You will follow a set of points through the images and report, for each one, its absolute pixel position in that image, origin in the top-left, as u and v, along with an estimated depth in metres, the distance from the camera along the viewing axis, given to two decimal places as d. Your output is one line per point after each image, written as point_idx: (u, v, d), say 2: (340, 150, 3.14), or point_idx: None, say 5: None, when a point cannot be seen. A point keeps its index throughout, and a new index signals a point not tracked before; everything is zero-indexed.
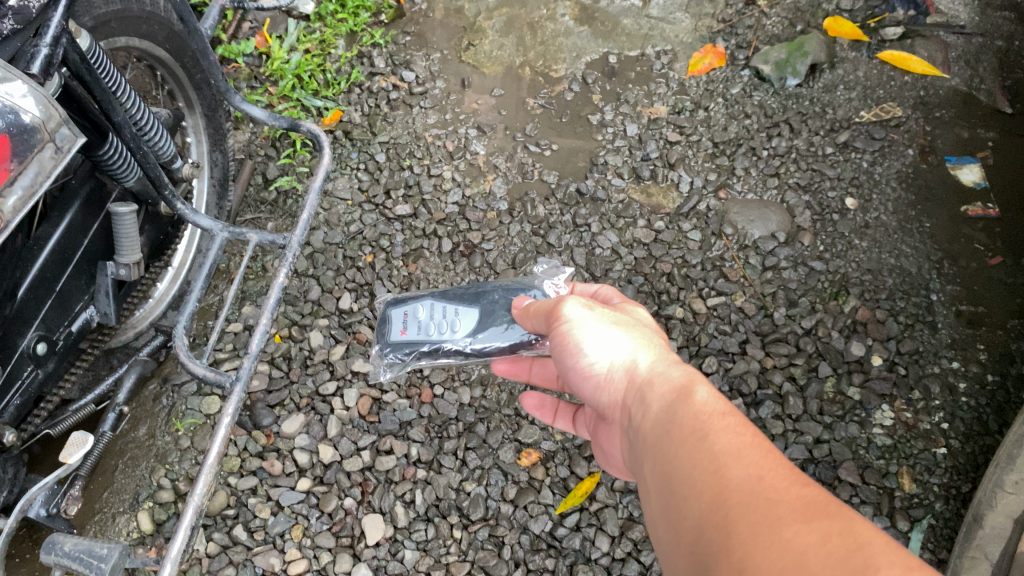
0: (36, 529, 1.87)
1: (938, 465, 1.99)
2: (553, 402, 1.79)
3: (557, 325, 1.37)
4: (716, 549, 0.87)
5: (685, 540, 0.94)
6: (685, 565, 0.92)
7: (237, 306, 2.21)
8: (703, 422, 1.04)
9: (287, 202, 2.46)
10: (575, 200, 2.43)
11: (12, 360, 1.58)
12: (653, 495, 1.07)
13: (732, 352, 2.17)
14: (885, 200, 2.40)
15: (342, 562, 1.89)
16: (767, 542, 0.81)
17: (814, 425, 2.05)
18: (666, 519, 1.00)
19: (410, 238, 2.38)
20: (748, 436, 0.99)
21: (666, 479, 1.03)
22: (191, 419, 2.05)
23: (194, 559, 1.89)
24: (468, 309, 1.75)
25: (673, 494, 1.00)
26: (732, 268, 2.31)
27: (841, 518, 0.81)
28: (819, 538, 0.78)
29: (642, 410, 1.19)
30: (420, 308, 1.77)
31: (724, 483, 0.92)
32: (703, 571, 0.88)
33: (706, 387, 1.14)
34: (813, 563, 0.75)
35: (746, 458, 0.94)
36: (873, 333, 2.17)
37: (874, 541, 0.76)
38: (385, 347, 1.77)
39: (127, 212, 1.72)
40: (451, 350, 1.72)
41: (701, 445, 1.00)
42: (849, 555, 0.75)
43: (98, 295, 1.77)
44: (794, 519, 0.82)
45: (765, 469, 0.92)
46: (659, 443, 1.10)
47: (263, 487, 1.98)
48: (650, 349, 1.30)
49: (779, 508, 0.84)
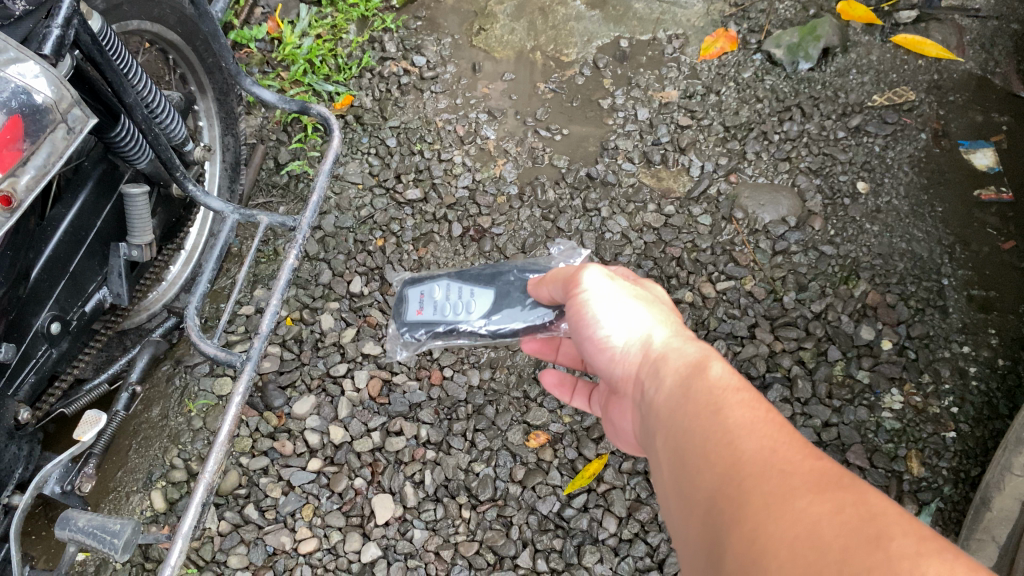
0: (52, 507, 1.90)
1: (947, 449, 1.98)
2: (572, 380, 1.79)
3: (574, 294, 1.37)
4: (727, 520, 0.87)
5: (696, 512, 0.95)
6: (696, 537, 0.93)
7: (249, 289, 2.23)
8: (716, 396, 1.05)
9: (298, 186, 2.47)
10: (585, 184, 2.43)
11: (26, 340, 1.60)
12: (664, 468, 1.08)
13: (741, 336, 2.17)
14: (897, 184, 2.39)
15: (352, 541, 1.91)
16: (779, 511, 0.81)
17: (823, 408, 2.05)
18: (677, 491, 1.01)
19: (420, 222, 2.39)
20: (762, 410, 1.00)
21: (679, 452, 1.04)
22: (203, 400, 2.08)
23: (207, 538, 1.91)
24: (484, 290, 1.75)
25: (685, 467, 1.00)
26: (742, 252, 2.30)
27: (854, 489, 0.81)
28: (832, 509, 0.79)
29: (654, 384, 1.20)
30: (436, 288, 1.78)
31: (737, 455, 0.93)
32: (713, 541, 0.88)
33: (720, 362, 1.14)
34: (826, 533, 0.76)
35: (759, 431, 0.95)
36: (883, 317, 2.17)
37: (887, 512, 0.77)
38: (401, 326, 1.79)
39: (139, 193, 1.75)
40: (468, 331, 1.73)
41: (714, 418, 1.01)
42: (863, 526, 0.76)
43: (110, 276, 1.79)
44: (806, 490, 0.83)
45: (777, 441, 0.92)
46: (671, 416, 1.11)
47: (275, 467, 2.00)
48: (665, 325, 1.31)
49: (793, 480, 0.85)
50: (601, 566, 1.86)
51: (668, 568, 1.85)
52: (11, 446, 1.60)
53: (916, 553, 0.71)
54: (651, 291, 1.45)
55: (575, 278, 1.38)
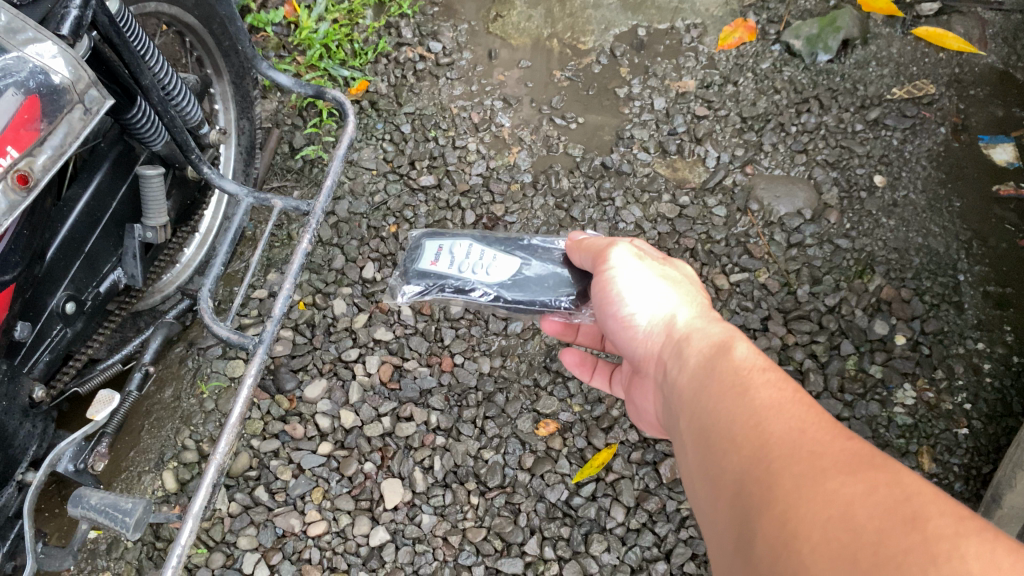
0: (65, 485, 1.92)
1: (959, 445, 1.97)
2: (593, 359, 1.79)
3: (601, 272, 1.39)
4: (756, 502, 0.87)
5: (722, 494, 0.94)
6: (723, 519, 0.93)
7: (263, 273, 2.24)
8: (743, 377, 1.05)
9: (313, 171, 2.48)
10: (600, 173, 2.43)
11: (42, 318, 1.62)
12: (689, 449, 1.08)
13: (753, 329, 2.16)
14: (914, 178, 2.37)
15: (361, 524, 1.92)
16: (811, 492, 0.81)
17: (834, 402, 2.04)
18: (703, 474, 1.01)
19: (433, 209, 2.39)
20: (790, 391, 0.99)
21: (704, 433, 1.04)
22: (216, 382, 2.09)
23: (217, 518, 1.93)
24: (506, 257, 1.68)
25: (712, 449, 1.00)
26: (756, 244, 2.29)
27: (887, 469, 0.81)
28: (866, 490, 0.78)
29: (678, 365, 1.20)
30: (458, 244, 1.71)
31: (766, 437, 0.93)
32: (741, 524, 0.88)
33: (745, 343, 1.14)
34: (860, 514, 0.76)
35: (788, 413, 0.95)
36: (897, 312, 2.15)
37: (922, 491, 0.76)
38: (410, 271, 1.71)
39: (155, 174, 1.74)
40: (475, 291, 1.66)
41: (741, 399, 1.01)
42: (898, 506, 0.75)
43: (125, 258, 1.80)
44: (838, 471, 0.82)
45: (806, 424, 0.92)
46: (696, 397, 1.10)
47: (285, 450, 2.02)
48: (690, 304, 1.30)
49: (824, 460, 0.84)
50: (608, 555, 1.87)
51: (676, 559, 1.86)
52: (26, 424, 1.61)
53: (954, 533, 0.70)
54: (678, 270, 1.44)
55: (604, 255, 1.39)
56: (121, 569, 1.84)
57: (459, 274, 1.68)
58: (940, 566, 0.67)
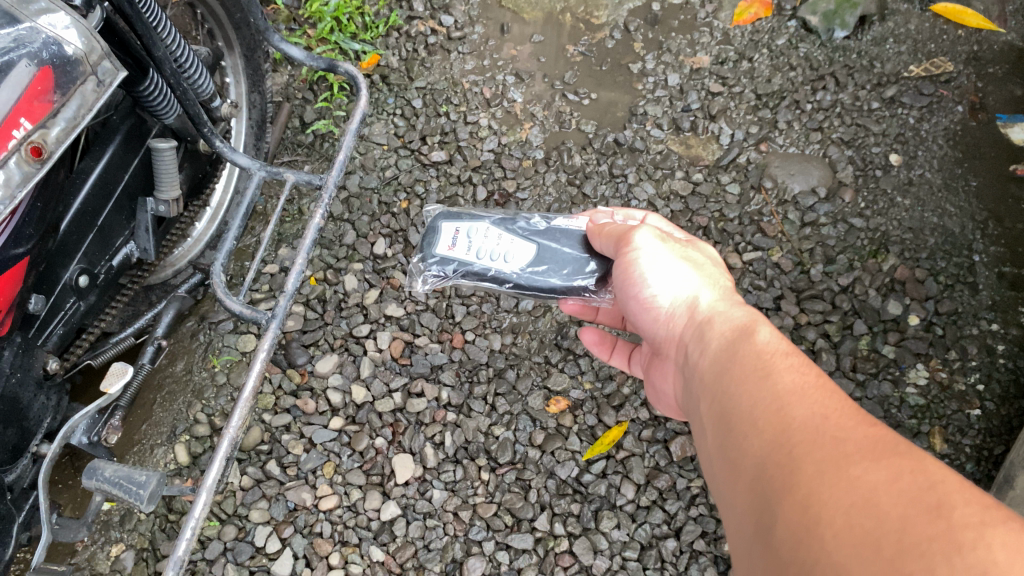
0: (78, 457, 1.93)
1: (971, 426, 1.97)
2: (613, 339, 1.79)
3: (624, 254, 1.38)
4: (779, 487, 0.86)
5: (743, 478, 0.94)
6: (744, 503, 0.92)
7: (274, 248, 2.23)
8: (766, 361, 1.04)
9: (323, 145, 2.47)
10: (612, 150, 2.41)
11: (56, 291, 1.62)
12: (710, 433, 1.08)
13: (765, 308, 2.15)
14: (931, 158, 2.34)
15: (372, 499, 1.92)
16: (834, 478, 0.80)
17: (846, 382, 2.04)
18: (724, 458, 1.00)
19: (445, 185, 2.38)
20: (813, 376, 0.98)
21: (726, 417, 1.03)
22: (227, 356, 2.09)
23: (229, 492, 1.93)
24: (524, 243, 1.66)
25: (733, 433, 0.99)
26: (770, 223, 2.27)
27: (910, 455, 0.80)
28: (889, 476, 0.78)
29: (700, 349, 1.19)
30: (477, 227, 1.69)
31: (788, 421, 0.92)
32: (763, 508, 0.87)
33: (768, 327, 1.13)
34: (884, 501, 0.75)
35: (811, 398, 0.94)
36: (911, 293, 2.14)
37: (947, 480, 0.75)
38: (429, 258, 1.69)
39: (168, 148, 1.73)
40: (497, 280, 1.66)
41: (764, 383, 1.00)
42: (922, 494, 0.74)
43: (138, 231, 1.80)
44: (861, 457, 0.81)
45: (830, 409, 0.91)
46: (718, 381, 1.10)
47: (297, 425, 2.02)
48: (713, 287, 1.30)
49: (847, 446, 0.83)
50: (618, 532, 1.88)
51: (686, 536, 1.86)
52: (40, 396, 1.61)
53: (978, 522, 0.69)
54: (701, 252, 1.43)
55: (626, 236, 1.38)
56: (134, 541, 1.85)
57: (479, 261, 1.67)
58: (963, 554, 0.67)
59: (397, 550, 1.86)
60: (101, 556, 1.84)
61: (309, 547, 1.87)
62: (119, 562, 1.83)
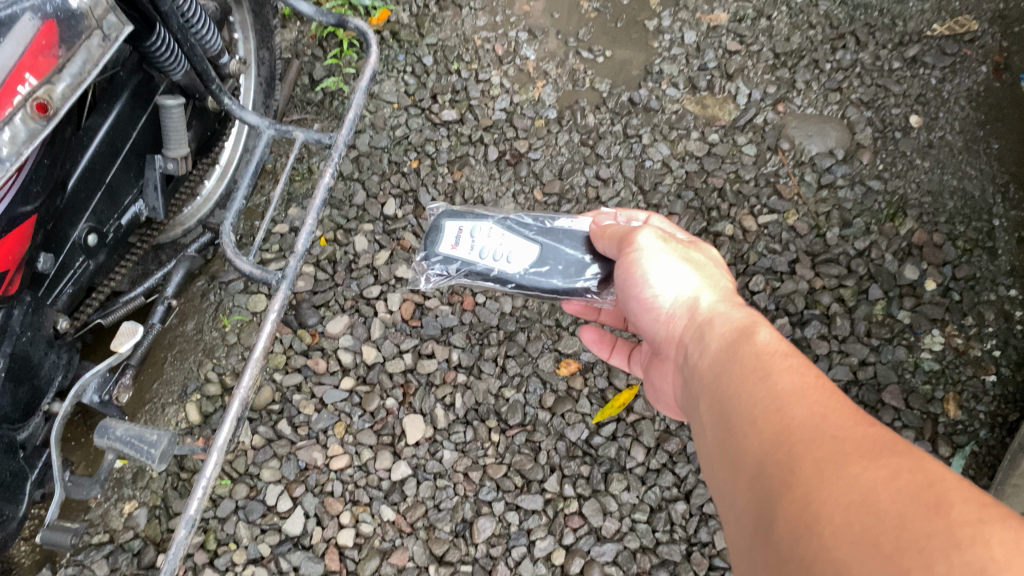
0: (90, 415, 1.93)
1: (987, 392, 1.95)
2: (612, 338, 1.77)
3: (626, 253, 1.37)
4: (776, 484, 0.84)
5: (741, 477, 0.92)
6: (741, 503, 0.91)
7: (283, 207, 2.21)
8: (766, 362, 1.03)
9: (333, 103, 2.44)
10: (627, 109, 2.37)
11: (64, 250, 1.61)
12: (709, 433, 1.07)
13: (780, 272, 2.11)
14: (952, 119, 2.29)
15: (383, 459, 1.92)
16: (833, 475, 0.79)
17: (861, 346, 2.01)
18: (723, 458, 0.99)
19: (456, 144, 2.35)
20: (812, 377, 0.97)
21: (725, 417, 1.02)
22: (238, 316, 2.09)
23: (240, 451, 1.94)
24: (528, 244, 1.63)
25: (732, 432, 0.98)
26: (786, 185, 2.24)
27: (910, 455, 0.78)
28: (887, 474, 0.76)
29: (700, 349, 1.19)
30: (480, 226, 1.66)
31: (787, 421, 0.90)
32: (760, 507, 0.86)
33: (768, 329, 1.13)
34: (883, 498, 0.73)
35: (810, 398, 0.92)
36: (929, 257, 2.10)
37: (946, 478, 0.73)
38: (432, 257, 1.66)
39: (176, 105, 1.72)
40: (499, 280, 1.63)
41: (763, 383, 0.99)
42: (921, 491, 0.72)
43: (146, 189, 1.78)
44: (859, 456, 0.80)
45: (830, 409, 0.90)
46: (718, 381, 1.09)
47: (308, 385, 2.02)
48: (713, 287, 1.30)
49: (845, 445, 0.82)
50: (627, 494, 1.88)
51: (696, 499, 1.87)
52: (52, 354, 1.61)
53: (977, 519, 0.67)
54: (703, 254, 1.44)
55: (630, 237, 1.38)
56: (147, 498, 1.86)
57: (482, 261, 1.64)
58: (961, 550, 0.64)
59: (408, 510, 1.87)
60: (114, 513, 1.85)
61: (320, 506, 1.88)
62: (132, 519, 1.84)
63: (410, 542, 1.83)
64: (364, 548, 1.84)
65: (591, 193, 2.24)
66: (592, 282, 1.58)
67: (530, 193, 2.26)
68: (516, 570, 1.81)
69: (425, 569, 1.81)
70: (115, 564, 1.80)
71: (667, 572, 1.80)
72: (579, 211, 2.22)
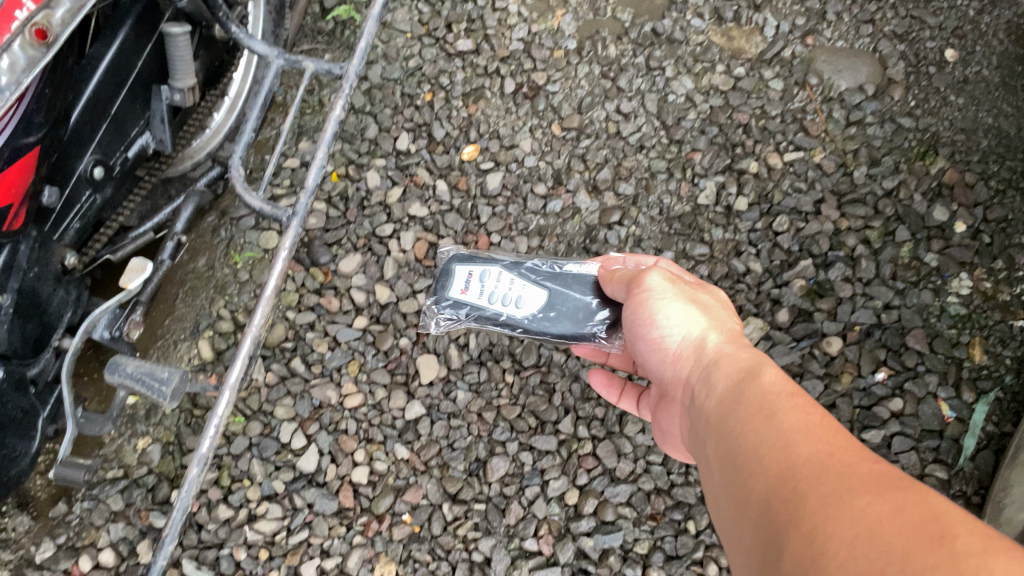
0: (102, 351, 1.92)
1: (1014, 338, 1.89)
2: (621, 381, 1.70)
3: (636, 295, 1.36)
4: (781, 526, 0.82)
5: (748, 521, 0.90)
6: (749, 550, 0.88)
7: (294, 141, 2.16)
8: (770, 402, 1.01)
9: (344, 33, 2.36)
10: (650, 40, 2.28)
11: (70, 184, 1.57)
12: (715, 476, 1.04)
13: (805, 212, 2.05)
14: (989, 53, 2.20)
15: (397, 398, 1.90)
16: (835, 515, 0.76)
17: (885, 290, 1.95)
18: (730, 501, 0.96)
19: (471, 76, 2.28)
20: (817, 416, 0.95)
21: (731, 458, 0.99)
22: (249, 253, 2.05)
23: (253, 388, 1.92)
24: (536, 288, 1.59)
25: (738, 474, 0.95)
26: (814, 121, 2.16)
27: (914, 490, 0.75)
28: (891, 508, 0.73)
29: (706, 389, 1.16)
30: (489, 271, 1.62)
31: (791, 461, 0.88)
32: (767, 549, 0.83)
33: (775, 366, 1.10)
34: (885, 534, 0.70)
35: (815, 436, 0.90)
36: (959, 198, 2.04)
37: (950, 510, 0.71)
38: (443, 301, 1.65)
39: (182, 33, 1.63)
40: (508, 324, 1.60)
41: (767, 423, 0.97)
42: (926, 523, 0.69)
43: (153, 121, 1.73)
44: (864, 491, 0.77)
45: (835, 449, 0.87)
46: (725, 419, 1.06)
47: (321, 323, 1.99)
48: (720, 326, 1.28)
49: (849, 483, 0.79)
50: (643, 436, 1.85)
51: None
52: (60, 290, 1.58)
53: (982, 550, 0.64)
54: (713, 295, 1.42)
55: (639, 279, 1.38)
56: (160, 435, 1.86)
57: (491, 307, 1.61)
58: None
59: (421, 449, 1.85)
60: (128, 448, 1.85)
61: (334, 445, 1.87)
62: (146, 454, 1.84)
63: (424, 481, 1.83)
64: (378, 486, 1.83)
65: (611, 129, 2.18)
66: (599, 329, 1.55)
67: (547, 127, 2.20)
68: (529, 509, 1.80)
69: (438, 507, 1.81)
70: (130, 499, 1.80)
71: (681, 514, 1.80)
72: (598, 146, 2.16)
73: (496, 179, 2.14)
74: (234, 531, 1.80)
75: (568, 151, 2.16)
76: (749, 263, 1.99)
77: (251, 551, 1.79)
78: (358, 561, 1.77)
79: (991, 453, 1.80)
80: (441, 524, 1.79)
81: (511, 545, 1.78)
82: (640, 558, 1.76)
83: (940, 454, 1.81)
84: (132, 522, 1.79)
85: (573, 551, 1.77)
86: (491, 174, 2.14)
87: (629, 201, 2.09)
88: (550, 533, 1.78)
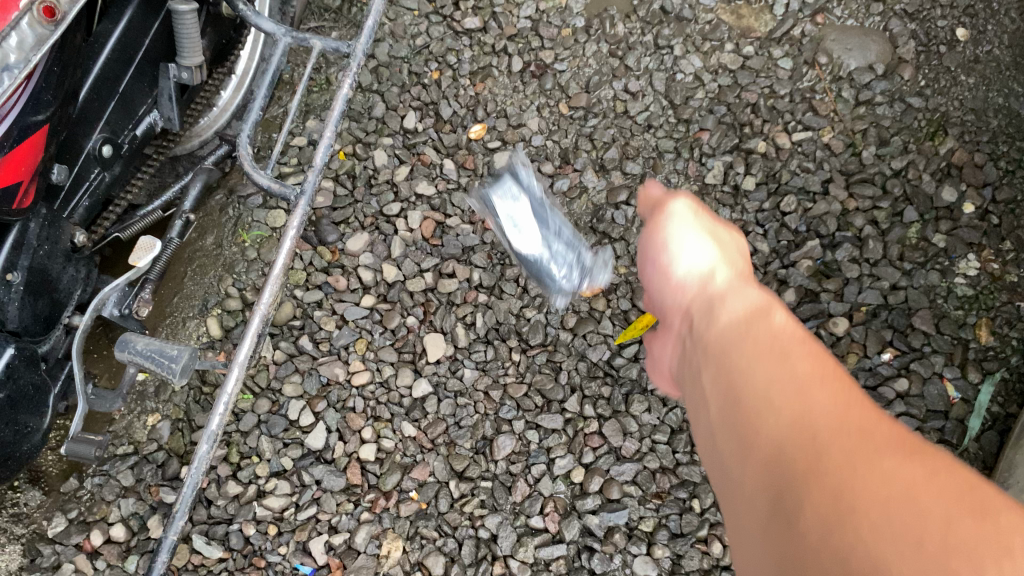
0: (111, 329, 1.93)
1: (1021, 319, 1.87)
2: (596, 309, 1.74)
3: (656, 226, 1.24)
4: (789, 468, 0.71)
5: (743, 457, 0.79)
6: (742, 490, 0.77)
7: (301, 119, 2.16)
8: (779, 334, 0.89)
9: (351, 10, 2.35)
10: (658, 18, 2.27)
11: (79, 162, 1.57)
12: (707, 413, 0.92)
13: (813, 192, 2.04)
14: (1000, 32, 2.18)
15: (404, 376, 1.92)
16: (863, 468, 0.66)
17: (893, 270, 1.94)
18: (722, 433, 0.85)
19: (478, 54, 2.28)
20: (830, 359, 0.84)
21: (726, 390, 0.87)
22: (257, 231, 2.06)
23: (262, 365, 1.94)
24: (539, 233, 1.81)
25: (735, 403, 0.84)
26: (823, 101, 2.15)
27: (947, 462, 0.67)
28: (925, 475, 0.65)
29: (707, 318, 1.04)
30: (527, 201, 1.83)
31: (800, 394, 0.77)
32: (766, 496, 0.73)
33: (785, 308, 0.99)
34: (923, 503, 0.62)
35: (828, 376, 0.80)
36: (968, 178, 2.02)
37: (988, 493, 0.64)
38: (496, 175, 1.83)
39: (188, 11, 1.64)
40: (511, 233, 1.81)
41: (773, 352, 0.85)
42: (968, 503, 0.62)
43: (161, 99, 1.72)
44: (891, 450, 0.68)
45: (851, 394, 0.77)
46: (724, 346, 0.94)
47: (329, 302, 2.01)
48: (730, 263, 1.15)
49: (872, 435, 0.70)
50: (648, 415, 1.86)
51: None
52: (69, 268, 1.60)
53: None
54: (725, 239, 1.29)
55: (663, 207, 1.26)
56: (170, 411, 1.88)
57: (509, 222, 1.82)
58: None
59: (429, 427, 1.86)
60: (138, 425, 1.87)
61: (341, 422, 1.88)
62: (155, 431, 1.86)
63: (431, 458, 1.83)
64: (385, 463, 1.84)
65: (619, 108, 2.18)
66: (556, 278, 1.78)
67: (555, 106, 2.20)
68: (535, 487, 1.80)
69: (446, 484, 1.80)
70: (140, 474, 1.81)
71: (686, 492, 1.79)
72: (606, 126, 2.15)
73: (503, 158, 2.14)
74: (243, 506, 1.80)
75: (575, 130, 2.16)
76: (756, 243, 1.99)
77: (260, 527, 1.79)
78: (366, 537, 1.76)
79: (996, 434, 1.78)
80: (448, 501, 1.79)
81: (517, 523, 1.77)
82: (645, 536, 1.75)
83: (943, 435, 1.79)
84: (143, 497, 1.80)
85: (579, 528, 1.76)
86: (498, 153, 2.15)
87: (637, 180, 2.09)
88: (556, 510, 1.78)
